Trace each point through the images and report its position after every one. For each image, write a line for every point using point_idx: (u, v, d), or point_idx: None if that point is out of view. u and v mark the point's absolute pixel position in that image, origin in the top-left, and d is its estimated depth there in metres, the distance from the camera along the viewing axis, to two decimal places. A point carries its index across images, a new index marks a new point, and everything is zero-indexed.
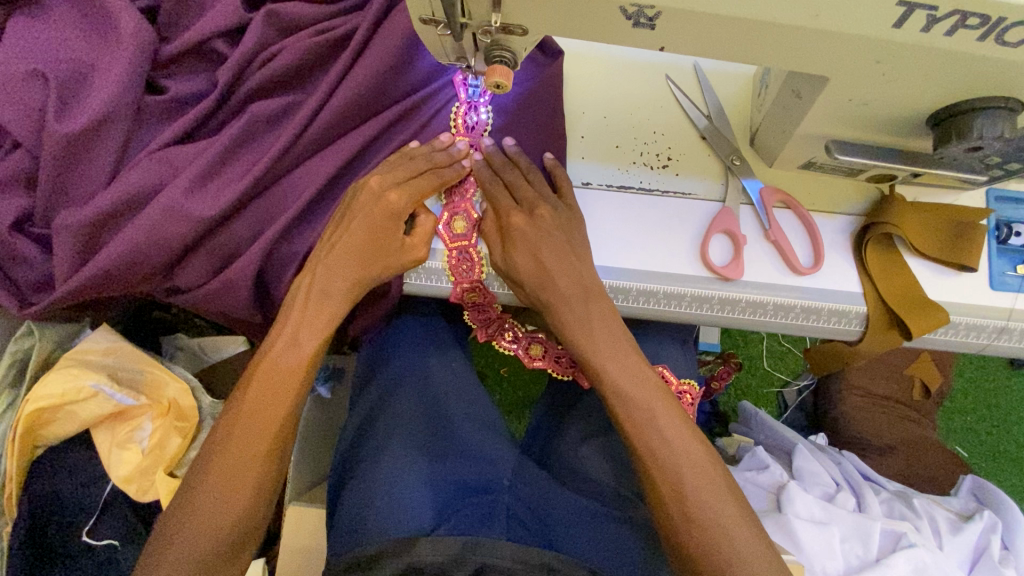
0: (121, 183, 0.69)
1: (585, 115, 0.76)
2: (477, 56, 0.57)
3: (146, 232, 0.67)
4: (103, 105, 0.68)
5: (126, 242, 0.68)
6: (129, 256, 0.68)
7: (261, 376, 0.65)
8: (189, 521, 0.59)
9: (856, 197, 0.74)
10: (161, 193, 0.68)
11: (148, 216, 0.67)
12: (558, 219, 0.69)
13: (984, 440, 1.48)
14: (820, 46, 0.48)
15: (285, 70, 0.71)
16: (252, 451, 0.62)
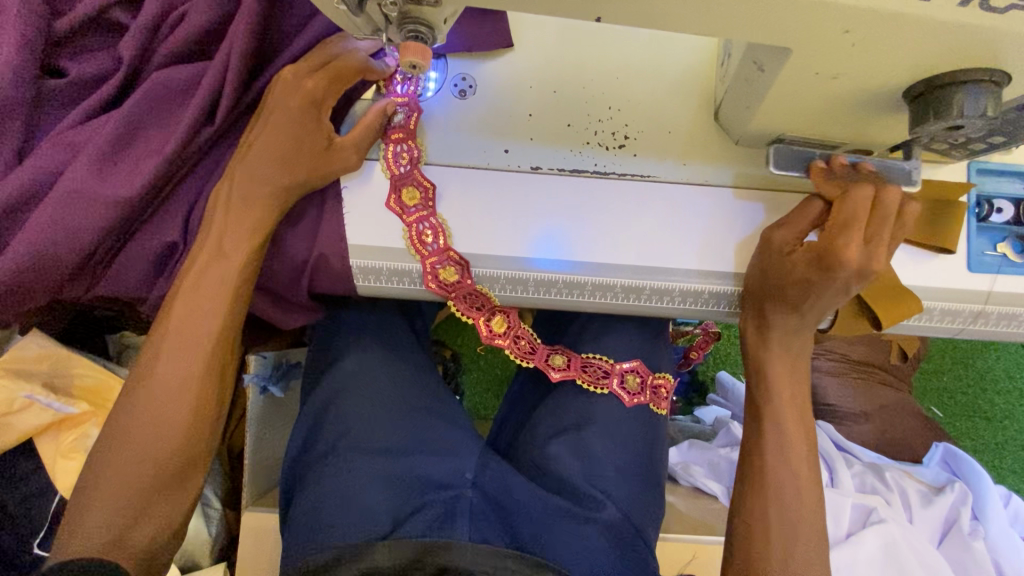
0: (24, 176, 0.56)
1: (532, 90, 0.67)
2: (390, 31, 0.48)
3: (54, 226, 0.56)
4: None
5: (35, 244, 0.55)
6: (38, 262, 0.56)
7: (170, 357, 0.57)
8: (102, 486, 0.53)
9: None
10: (68, 176, 0.56)
11: (57, 207, 0.56)
12: (832, 236, 0.56)
13: (960, 403, 1.48)
14: (779, 13, 0.41)
15: (200, 36, 0.60)
16: (166, 429, 0.55)
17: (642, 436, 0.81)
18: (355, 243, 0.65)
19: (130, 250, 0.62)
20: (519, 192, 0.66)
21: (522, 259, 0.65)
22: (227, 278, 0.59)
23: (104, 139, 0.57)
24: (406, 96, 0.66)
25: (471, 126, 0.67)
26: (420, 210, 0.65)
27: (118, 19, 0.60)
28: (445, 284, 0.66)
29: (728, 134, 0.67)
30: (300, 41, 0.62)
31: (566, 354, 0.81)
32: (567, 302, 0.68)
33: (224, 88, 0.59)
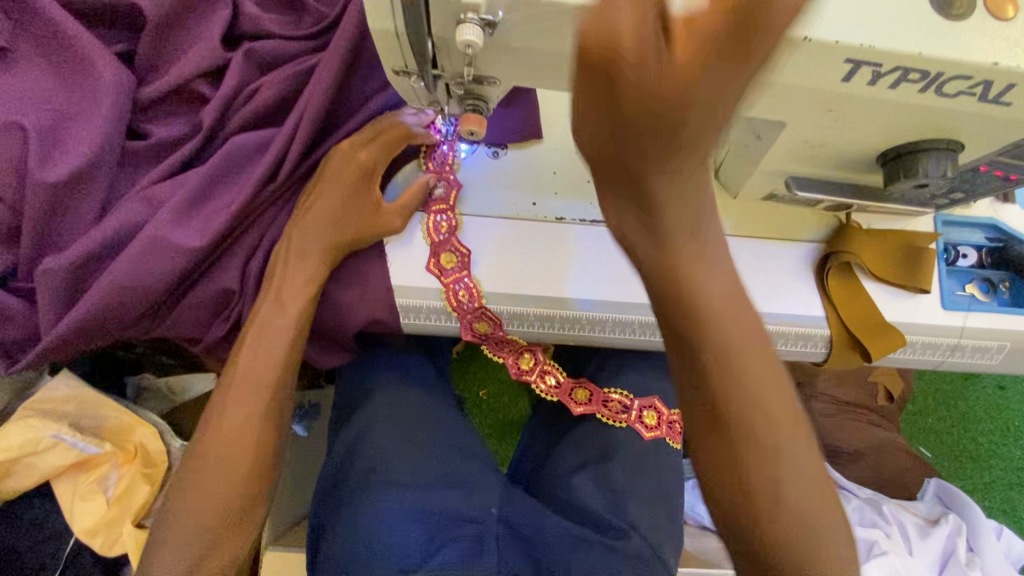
0: (110, 224, 0.61)
1: (556, 151, 0.77)
2: (449, 102, 0.56)
3: (132, 269, 0.61)
4: (90, 149, 0.61)
5: (116, 286, 0.60)
6: (117, 303, 0.61)
7: (237, 400, 0.60)
8: (174, 524, 0.56)
9: (817, 225, 0.76)
10: (147, 225, 0.62)
11: (137, 252, 0.61)
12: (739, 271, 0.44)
13: (946, 441, 1.55)
14: (774, 97, 0.51)
15: (268, 105, 0.68)
16: (231, 463, 0.58)
17: (659, 471, 0.85)
18: (398, 284, 0.71)
19: (194, 294, 0.67)
20: (547, 241, 0.74)
21: (551, 299, 0.72)
22: (288, 315, 0.64)
23: (182, 193, 0.64)
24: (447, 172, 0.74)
25: (503, 181, 0.75)
26: (457, 271, 0.72)
27: (200, 89, 0.69)
28: (479, 334, 0.73)
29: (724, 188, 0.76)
30: (360, 111, 0.71)
31: (588, 388, 0.86)
32: (593, 338, 0.75)
33: (291, 149, 0.66)
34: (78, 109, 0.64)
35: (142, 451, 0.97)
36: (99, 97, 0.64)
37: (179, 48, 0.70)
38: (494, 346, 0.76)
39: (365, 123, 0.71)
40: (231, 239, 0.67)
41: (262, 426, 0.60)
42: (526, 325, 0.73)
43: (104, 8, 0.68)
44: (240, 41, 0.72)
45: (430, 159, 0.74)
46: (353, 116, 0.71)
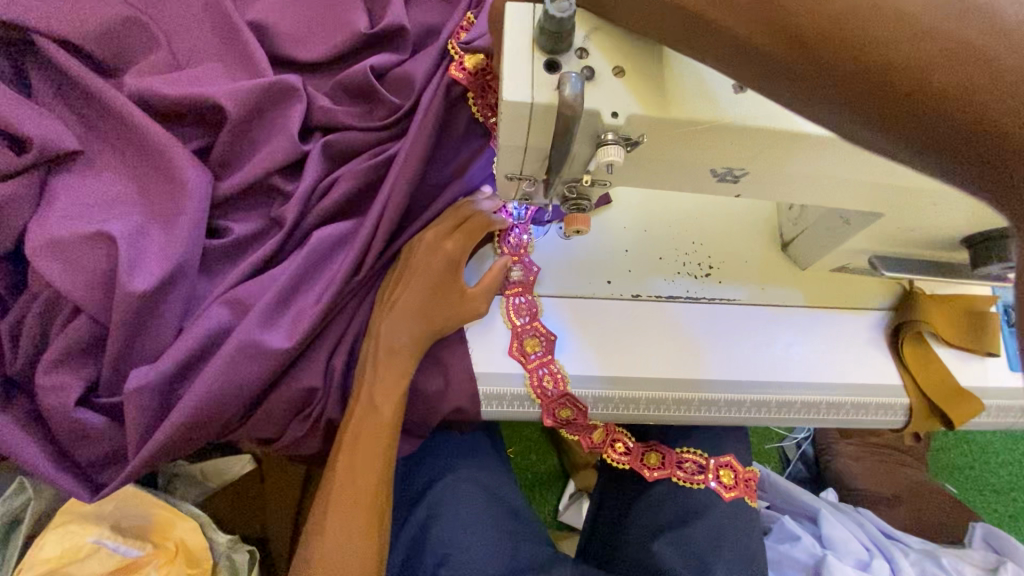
0: (195, 332, 0.60)
1: (626, 229, 0.78)
2: (549, 198, 0.55)
3: (220, 378, 0.58)
4: (176, 256, 0.60)
5: (205, 397, 0.58)
6: (206, 413, 0.58)
7: (338, 513, 0.60)
8: None
9: (882, 293, 0.78)
10: (235, 330, 0.60)
11: (226, 359, 0.59)
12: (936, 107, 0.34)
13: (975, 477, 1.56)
14: (878, 194, 0.52)
15: (348, 198, 0.68)
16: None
17: (741, 531, 0.80)
18: (481, 370, 0.70)
19: (277, 395, 0.64)
20: (626, 320, 0.73)
21: (636, 380, 0.71)
22: (382, 416, 0.62)
23: (268, 293, 0.62)
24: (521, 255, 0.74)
25: (576, 262, 0.76)
26: (542, 356, 0.71)
27: (279, 183, 0.68)
28: (561, 420, 0.73)
29: (793, 260, 0.78)
30: (439, 199, 0.71)
31: (658, 452, 0.83)
32: (677, 416, 0.74)
33: (374, 242, 0.65)
34: (161, 215, 0.64)
35: (183, 548, 0.88)
36: (183, 200, 0.63)
37: (254, 142, 0.70)
38: (575, 426, 0.76)
39: (442, 210, 0.70)
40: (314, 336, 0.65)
41: (363, 540, 0.60)
42: (609, 410, 0.73)
43: (181, 106, 0.67)
44: (314, 133, 0.73)
45: (502, 242, 0.75)
46: (431, 203, 0.71)
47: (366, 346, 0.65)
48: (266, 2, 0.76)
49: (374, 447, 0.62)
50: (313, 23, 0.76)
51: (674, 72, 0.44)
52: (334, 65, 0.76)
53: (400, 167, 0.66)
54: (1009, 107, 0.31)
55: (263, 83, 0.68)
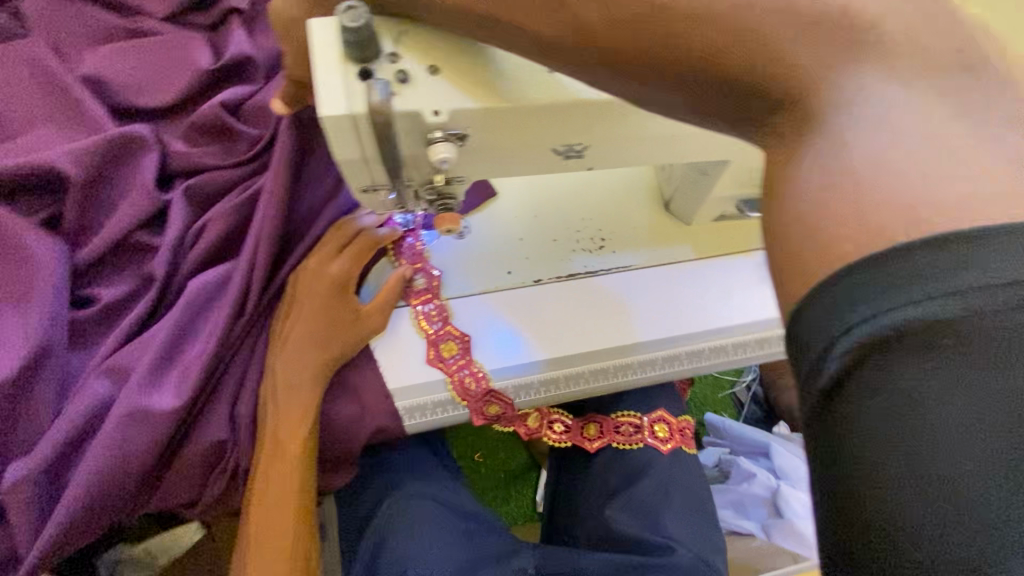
0: (73, 411, 0.56)
1: (517, 218, 0.79)
2: (417, 204, 0.55)
3: (108, 453, 0.55)
4: (36, 336, 0.57)
5: (94, 476, 0.55)
6: (99, 494, 0.55)
7: (266, 560, 0.59)
8: None
9: (764, 233, 0.82)
10: (117, 400, 0.57)
11: (111, 432, 0.56)
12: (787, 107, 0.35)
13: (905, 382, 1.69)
14: (718, 144, 0.55)
15: (221, 241, 0.66)
16: None
17: (685, 479, 0.83)
18: (396, 386, 0.69)
19: (180, 459, 0.61)
20: (531, 306, 0.74)
21: (551, 361, 0.72)
22: (292, 455, 0.61)
23: (147, 354, 0.59)
24: (419, 261, 0.73)
25: (474, 259, 0.76)
26: (459, 359, 0.70)
27: (143, 239, 0.65)
28: (489, 416, 0.72)
29: (677, 218, 0.81)
30: (318, 224, 0.69)
31: (596, 422, 0.85)
32: (599, 387, 0.76)
33: (255, 280, 0.64)
34: (15, 296, 0.60)
35: None
36: (37, 278, 0.60)
37: (109, 202, 0.66)
38: (506, 419, 0.76)
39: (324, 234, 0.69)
40: (209, 388, 0.63)
41: None
42: (533, 394, 0.73)
43: (19, 179, 0.64)
44: (175, 180, 0.69)
45: (399, 254, 0.74)
46: (311, 230, 0.69)
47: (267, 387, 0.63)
48: (97, 55, 0.73)
49: (292, 486, 0.60)
50: (153, 69, 0.73)
51: (486, 60, 0.44)
52: (179, 109, 0.73)
53: (266, 200, 0.65)
54: (757, 63, 0.34)
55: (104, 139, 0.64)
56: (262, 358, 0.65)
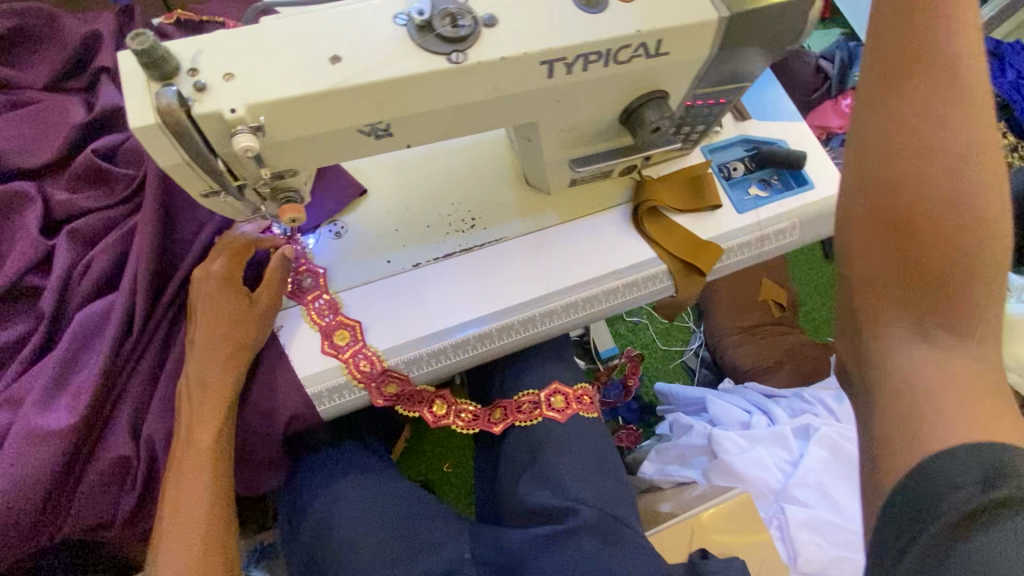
0: None
1: (391, 212, 0.85)
2: (266, 204, 0.63)
3: (7, 474, 0.60)
4: None
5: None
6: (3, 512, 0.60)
7: (179, 550, 0.64)
8: None
9: (620, 190, 0.91)
10: (13, 425, 0.63)
11: (7, 454, 0.61)
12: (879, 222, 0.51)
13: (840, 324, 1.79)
14: (521, 109, 0.64)
15: (106, 271, 0.71)
16: None
17: (587, 442, 0.90)
18: (306, 374, 0.76)
19: (86, 477, 0.66)
20: (412, 287, 0.81)
21: (434, 334, 0.79)
22: (191, 453, 0.66)
23: (40, 381, 0.65)
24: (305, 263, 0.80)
25: (354, 253, 0.82)
26: (352, 346, 0.77)
27: (33, 281, 0.71)
28: (389, 396, 0.79)
29: (540, 189, 0.88)
30: (197, 242, 0.75)
31: (500, 406, 0.93)
32: (487, 350, 0.83)
33: (136, 300, 0.69)
34: None
35: None
36: None
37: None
38: (407, 403, 0.82)
39: (203, 250, 0.74)
40: (107, 406, 0.68)
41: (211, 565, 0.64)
42: (427, 367, 0.80)
43: None
44: (61, 225, 0.75)
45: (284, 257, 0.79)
46: (191, 249, 0.75)
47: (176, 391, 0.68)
48: None
49: (193, 482, 0.65)
50: (30, 131, 0.79)
51: (275, 62, 0.52)
52: (63, 164, 0.80)
53: (142, 227, 0.70)
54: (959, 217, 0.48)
55: None
56: (157, 373, 0.70)
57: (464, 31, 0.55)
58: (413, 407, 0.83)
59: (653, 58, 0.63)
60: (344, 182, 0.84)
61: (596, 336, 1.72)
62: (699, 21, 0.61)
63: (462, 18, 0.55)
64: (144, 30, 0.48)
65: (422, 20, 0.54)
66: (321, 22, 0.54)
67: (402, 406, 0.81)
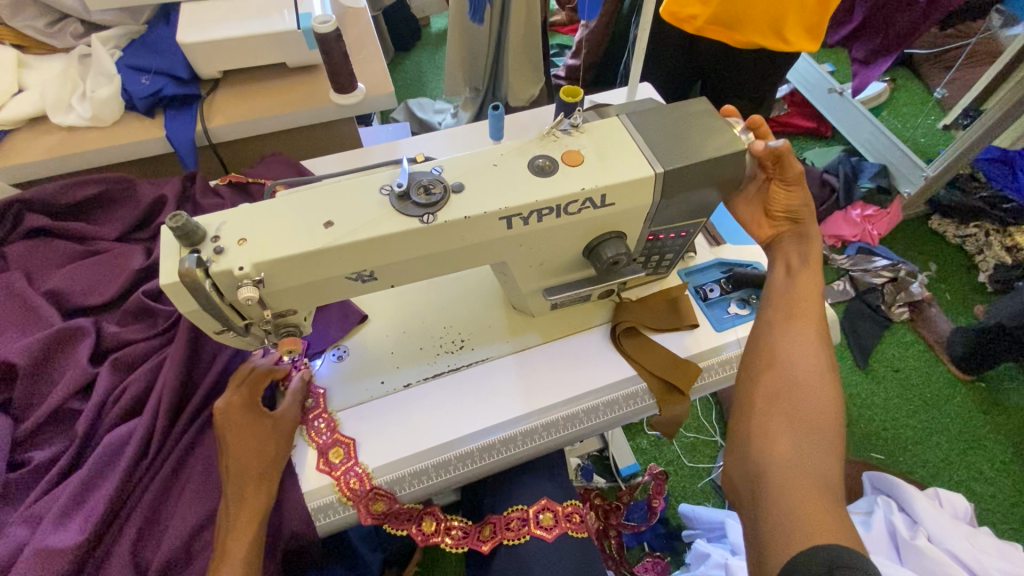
0: None
1: (388, 335, 0.94)
2: (271, 336, 0.74)
3: None
4: None
5: None
6: None
7: None
8: None
9: (601, 311, 0.97)
10: (31, 541, 0.70)
11: (19, 569, 0.68)
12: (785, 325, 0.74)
13: (880, 441, 1.71)
14: (489, 252, 0.74)
15: (136, 397, 0.82)
16: None
17: (575, 566, 0.88)
18: (309, 489, 0.80)
19: None
20: (402, 407, 0.87)
21: (420, 454, 0.83)
22: None
23: (62, 498, 0.73)
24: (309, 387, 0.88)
25: (351, 374, 0.90)
26: (345, 463, 0.82)
27: (74, 405, 0.82)
28: (376, 514, 0.81)
29: (525, 312, 0.96)
30: (214, 370, 0.85)
31: (489, 522, 0.90)
32: (470, 470, 0.86)
33: (154, 424, 0.78)
34: None
35: None
36: None
37: (53, 379, 0.84)
38: (396, 521, 0.83)
39: (218, 377, 0.85)
40: (114, 524, 0.74)
41: None
42: (415, 486, 0.83)
43: None
44: (108, 355, 0.88)
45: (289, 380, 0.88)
46: (209, 375, 0.85)
47: (220, 514, 0.74)
48: (59, 272, 0.96)
49: None
50: (98, 275, 0.96)
51: (278, 229, 0.64)
52: (120, 300, 0.96)
53: (171, 358, 0.82)
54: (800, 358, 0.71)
55: (49, 333, 0.84)
56: (162, 493, 0.77)
57: (433, 197, 0.67)
58: (400, 525, 0.83)
59: (601, 208, 0.73)
60: (350, 309, 0.95)
61: (615, 453, 1.67)
62: (637, 176, 0.71)
63: (434, 188, 0.68)
64: (179, 212, 0.61)
65: (401, 191, 0.66)
66: (320, 196, 0.67)
67: (390, 525, 0.83)
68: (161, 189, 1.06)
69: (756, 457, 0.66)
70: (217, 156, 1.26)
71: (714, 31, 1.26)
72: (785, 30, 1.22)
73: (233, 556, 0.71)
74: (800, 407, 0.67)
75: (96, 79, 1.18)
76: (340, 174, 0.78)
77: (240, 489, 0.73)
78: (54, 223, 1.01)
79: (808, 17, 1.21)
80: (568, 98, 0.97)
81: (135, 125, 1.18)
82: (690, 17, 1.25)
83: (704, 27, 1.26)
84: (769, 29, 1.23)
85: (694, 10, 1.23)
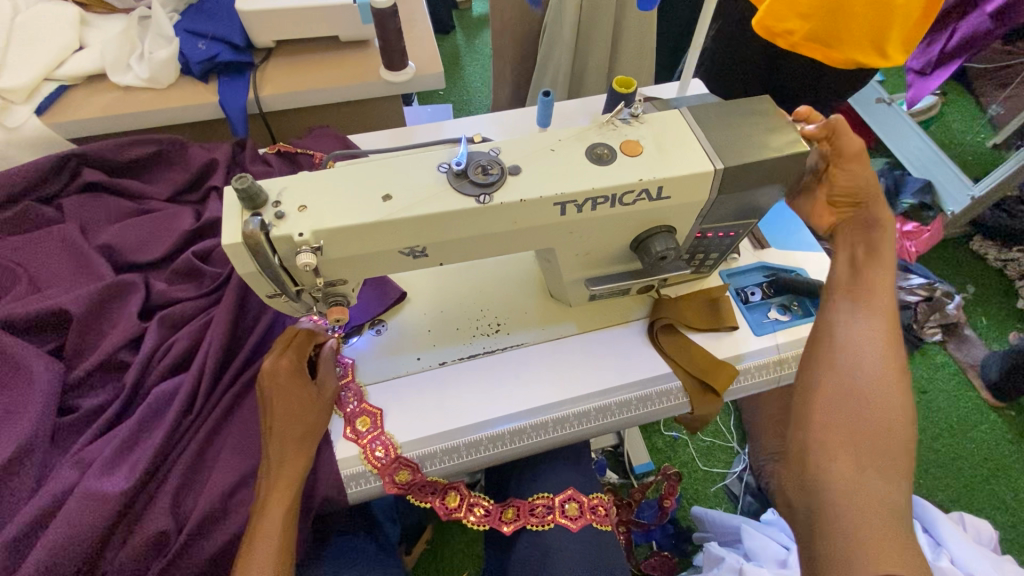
0: (45, 491, 0.72)
1: (425, 314, 0.95)
2: (319, 304, 0.75)
3: (67, 526, 0.69)
4: (25, 435, 0.75)
5: (51, 547, 0.68)
6: (54, 562, 0.68)
7: None
8: None
9: (639, 306, 0.97)
10: (81, 482, 0.73)
11: (71, 508, 0.70)
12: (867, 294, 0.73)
13: None
14: (540, 237, 0.74)
15: (182, 353, 0.84)
16: None
17: (595, 555, 0.89)
18: (342, 456, 0.82)
19: (125, 542, 0.73)
20: (436, 385, 0.88)
21: (452, 432, 0.84)
22: None
23: (111, 444, 0.76)
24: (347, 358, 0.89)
25: (388, 349, 0.92)
26: (372, 431, 0.83)
27: (124, 357, 0.84)
28: (401, 484, 0.82)
29: (562, 301, 0.96)
30: (257, 333, 0.87)
31: (513, 505, 0.90)
32: (499, 452, 0.86)
33: (200, 381, 0.81)
34: (15, 405, 0.78)
35: None
36: (36, 389, 0.79)
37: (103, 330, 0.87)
38: (421, 492, 0.84)
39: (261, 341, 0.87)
40: (157, 474, 0.77)
41: None
42: (443, 463, 0.84)
43: (37, 321, 0.85)
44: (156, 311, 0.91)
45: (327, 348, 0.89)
46: (252, 338, 0.87)
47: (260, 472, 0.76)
48: (111, 228, 0.99)
49: None
50: (150, 233, 0.98)
51: (339, 198, 0.65)
52: (168, 259, 0.98)
53: (218, 319, 0.84)
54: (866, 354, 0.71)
55: (103, 286, 0.87)
56: (203, 448, 0.79)
57: (489, 178, 0.67)
58: (425, 497, 0.84)
59: (656, 201, 0.72)
60: (389, 286, 0.96)
61: (630, 449, 1.67)
62: (697, 172, 0.70)
63: (491, 169, 0.68)
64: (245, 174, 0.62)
65: (459, 169, 0.66)
66: (378, 170, 0.67)
67: (416, 496, 0.84)
68: (212, 153, 1.08)
69: (805, 465, 0.66)
70: (265, 125, 1.27)
71: (809, 48, 1.12)
72: (888, 47, 1.08)
73: (272, 514, 0.73)
74: (853, 417, 0.66)
75: (154, 41, 1.20)
76: (395, 151, 0.79)
77: (281, 450, 0.75)
78: (109, 180, 1.03)
79: (912, 30, 1.07)
80: (621, 88, 0.96)
81: (188, 89, 1.19)
82: (785, 32, 1.10)
83: (800, 44, 1.12)
84: (870, 44, 1.09)
85: (791, 24, 1.09)
